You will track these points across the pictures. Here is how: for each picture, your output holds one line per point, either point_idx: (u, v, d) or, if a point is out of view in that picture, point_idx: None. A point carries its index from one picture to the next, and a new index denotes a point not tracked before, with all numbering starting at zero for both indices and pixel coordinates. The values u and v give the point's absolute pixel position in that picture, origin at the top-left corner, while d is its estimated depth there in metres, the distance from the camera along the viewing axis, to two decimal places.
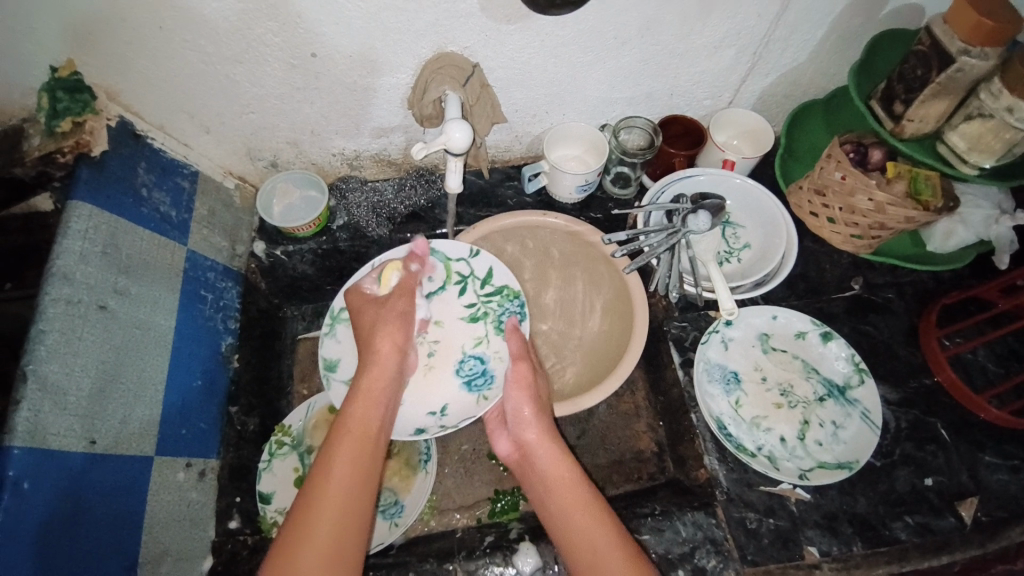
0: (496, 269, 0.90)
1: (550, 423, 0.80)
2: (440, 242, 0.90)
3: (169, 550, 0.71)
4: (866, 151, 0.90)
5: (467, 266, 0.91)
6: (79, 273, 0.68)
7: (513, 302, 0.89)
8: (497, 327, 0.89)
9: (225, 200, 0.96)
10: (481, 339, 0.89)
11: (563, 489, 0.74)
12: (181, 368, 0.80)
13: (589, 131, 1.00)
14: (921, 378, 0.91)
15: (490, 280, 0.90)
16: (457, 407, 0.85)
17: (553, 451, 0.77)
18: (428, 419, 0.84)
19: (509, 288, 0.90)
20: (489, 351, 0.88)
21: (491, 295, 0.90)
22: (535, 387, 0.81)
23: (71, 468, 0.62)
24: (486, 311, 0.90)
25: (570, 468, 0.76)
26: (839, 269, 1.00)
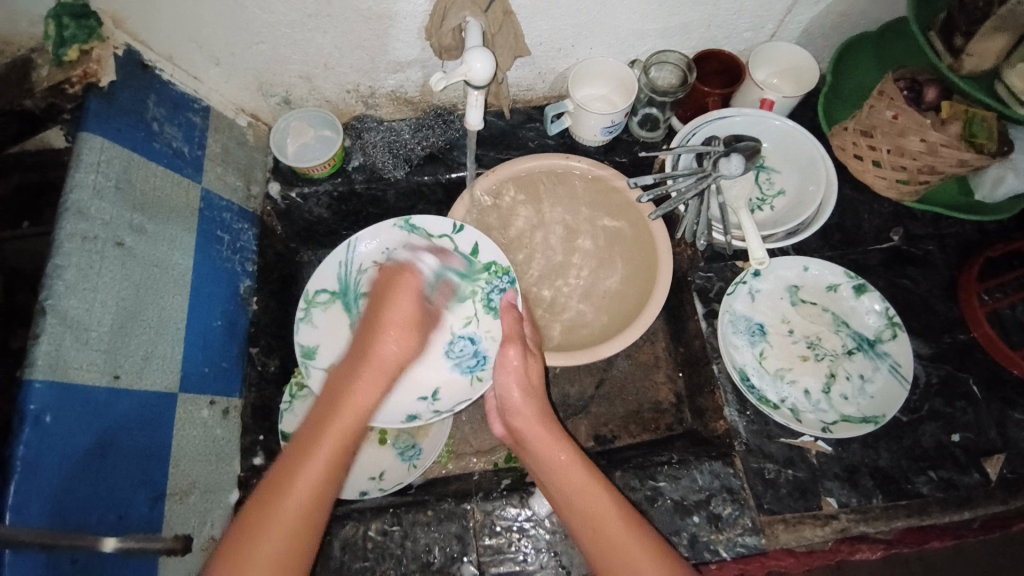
0: (481, 245, 0.86)
1: (538, 402, 0.79)
2: (418, 218, 0.87)
3: (196, 483, 0.74)
4: (920, 89, 0.84)
5: (451, 242, 0.87)
6: (93, 209, 0.67)
7: (503, 278, 0.86)
8: (487, 306, 0.87)
9: (238, 138, 0.93)
10: (470, 318, 0.87)
11: (554, 470, 0.74)
12: (201, 308, 0.80)
13: (618, 67, 0.94)
14: (956, 333, 0.87)
15: (476, 256, 0.87)
16: (449, 392, 0.85)
17: (542, 433, 0.77)
18: (421, 404, 0.84)
19: (497, 264, 0.87)
20: (480, 331, 0.87)
21: (478, 271, 0.87)
22: (526, 370, 0.79)
23: (95, 401, 0.63)
24: (474, 289, 0.87)
25: (563, 447, 0.75)
26: (878, 219, 0.94)
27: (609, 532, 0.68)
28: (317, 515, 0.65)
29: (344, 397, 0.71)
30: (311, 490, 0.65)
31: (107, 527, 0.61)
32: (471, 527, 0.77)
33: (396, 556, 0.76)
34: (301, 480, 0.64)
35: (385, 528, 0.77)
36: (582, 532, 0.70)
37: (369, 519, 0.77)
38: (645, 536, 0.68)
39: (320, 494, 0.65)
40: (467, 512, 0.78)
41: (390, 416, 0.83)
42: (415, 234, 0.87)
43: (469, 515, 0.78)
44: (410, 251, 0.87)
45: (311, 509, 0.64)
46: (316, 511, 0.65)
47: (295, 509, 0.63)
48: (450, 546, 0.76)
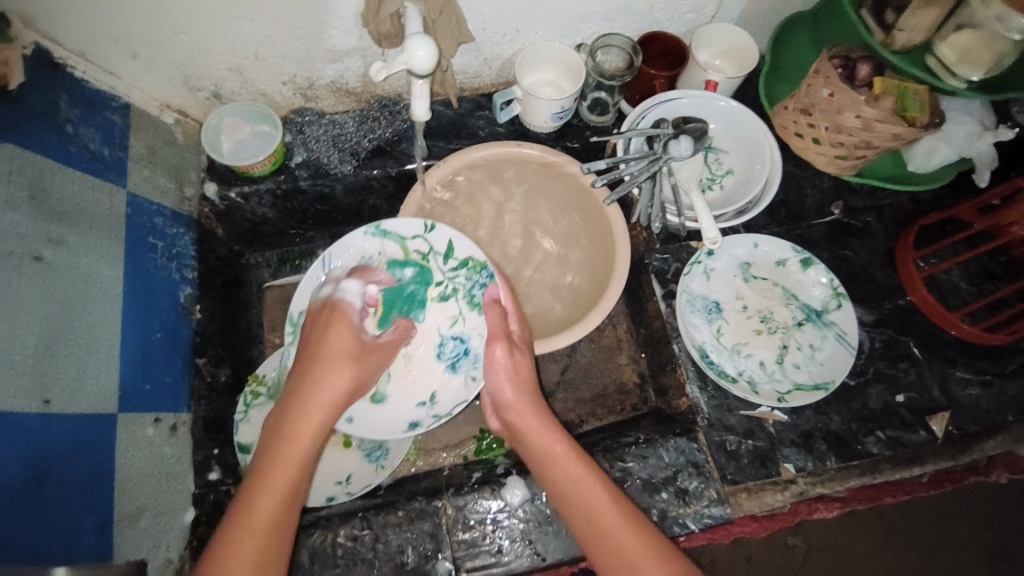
0: (455, 241, 0.81)
1: (532, 394, 0.78)
2: (389, 222, 0.81)
3: (146, 506, 0.70)
4: (853, 66, 0.87)
5: (425, 242, 0.82)
6: (7, 221, 0.61)
7: (482, 273, 0.81)
8: (471, 302, 0.81)
9: (166, 137, 0.87)
10: (456, 317, 0.81)
11: (551, 459, 0.73)
12: (138, 322, 0.75)
13: (564, 52, 0.93)
14: (896, 299, 0.92)
15: (452, 255, 0.81)
16: (447, 394, 0.80)
17: (537, 425, 0.76)
18: (420, 411, 0.80)
19: (474, 259, 0.81)
20: (467, 330, 0.81)
21: (456, 270, 0.82)
22: (516, 366, 0.77)
23: (27, 429, 0.58)
24: (454, 287, 0.81)
25: (558, 437, 0.75)
26: (820, 193, 0.98)
27: (603, 524, 0.69)
28: (272, 558, 0.61)
29: (276, 454, 0.64)
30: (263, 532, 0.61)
31: (55, 557, 0.58)
32: (444, 523, 0.77)
33: (368, 560, 0.74)
34: (245, 534, 0.60)
35: (354, 533, 0.75)
36: (579, 524, 0.70)
37: (338, 525, 0.75)
38: (637, 524, 0.69)
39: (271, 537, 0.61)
40: (439, 509, 0.77)
41: (391, 425, 0.79)
42: (388, 239, 0.81)
43: (441, 512, 0.77)
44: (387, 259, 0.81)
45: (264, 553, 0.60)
46: (272, 553, 0.61)
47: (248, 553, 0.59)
48: (423, 544, 0.75)
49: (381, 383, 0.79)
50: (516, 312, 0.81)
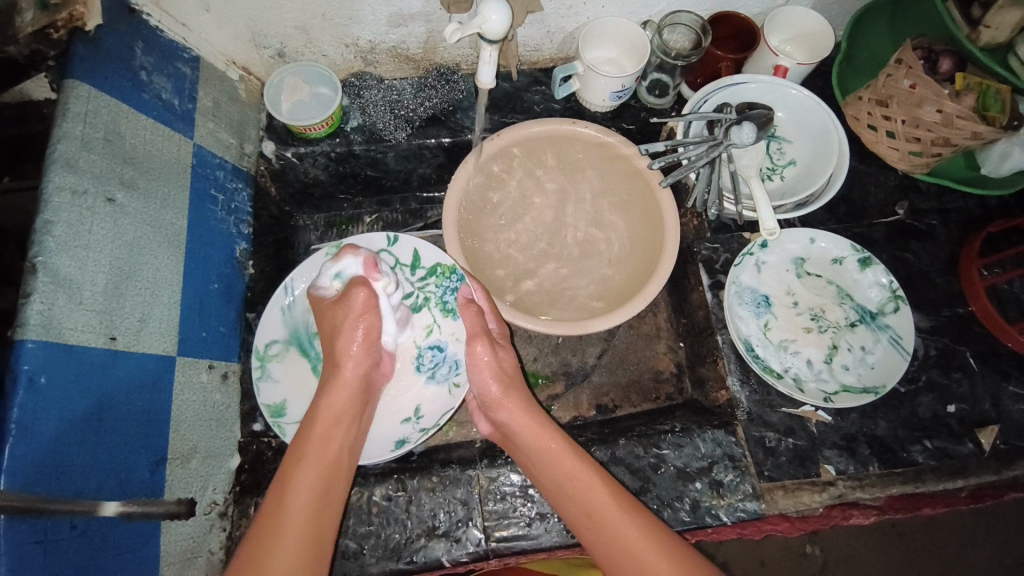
0: (421, 248, 0.89)
1: (522, 395, 0.78)
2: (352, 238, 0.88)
3: (197, 448, 0.72)
4: (936, 59, 0.83)
5: (390, 255, 0.90)
6: (82, 161, 0.63)
7: (451, 277, 0.87)
8: (443, 308, 0.88)
9: (230, 92, 0.89)
10: (431, 327, 0.87)
11: (550, 459, 0.72)
12: (197, 271, 0.77)
13: (629, 28, 0.91)
14: (955, 307, 0.88)
15: (419, 263, 0.89)
16: (431, 406, 0.83)
17: (530, 425, 0.75)
18: (405, 428, 0.82)
19: (442, 265, 0.88)
20: (444, 337, 0.87)
21: (425, 278, 0.89)
22: (499, 365, 0.78)
23: (91, 362, 0.60)
24: (426, 297, 0.88)
25: (554, 436, 0.73)
26: (884, 192, 0.94)
27: (607, 520, 0.68)
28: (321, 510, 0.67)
29: (313, 434, 0.71)
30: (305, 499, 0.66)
31: (108, 492, 0.60)
32: (475, 493, 0.77)
33: (401, 521, 0.76)
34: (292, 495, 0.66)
35: (389, 494, 0.77)
36: (579, 524, 0.70)
37: (374, 484, 0.77)
38: (643, 520, 0.68)
39: (319, 491, 0.67)
40: (472, 479, 0.78)
41: (379, 447, 0.80)
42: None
43: (474, 481, 0.78)
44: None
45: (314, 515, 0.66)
46: (325, 508, 0.67)
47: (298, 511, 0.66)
48: (455, 511, 0.76)
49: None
50: (493, 311, 0.83)
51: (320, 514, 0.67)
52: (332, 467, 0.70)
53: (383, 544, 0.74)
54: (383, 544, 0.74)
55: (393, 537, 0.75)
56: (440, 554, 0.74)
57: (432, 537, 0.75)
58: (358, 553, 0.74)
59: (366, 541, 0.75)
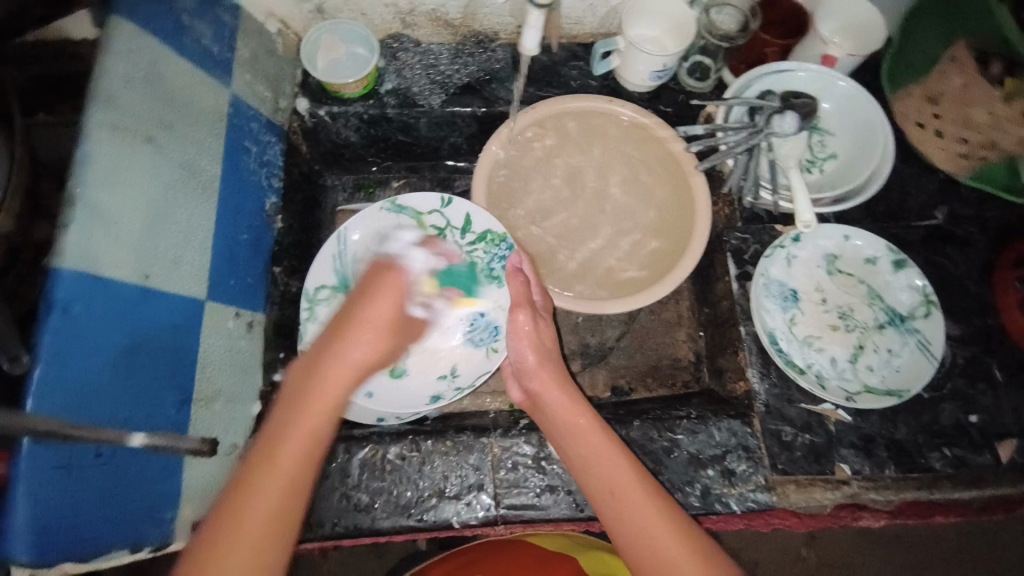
0: (473, 213, 0.88)
1: (557, 368, 0.76)
2: (405, 197, 0.90)
3: (221, 390, 0.73)
4: (987, 60, 0.73)
5: (442, 217, 0.90)
6: (123, 98, 0.63)
7: (501, 246, 0.87)
8: (490, 275, 0.87)
9: (268, 45, 0.88)
10: (475, 291, 0.88)
11: (577, 433, 0.70)
12: (228, 218, 0.77)
13: (677, 7, 0.89)
14: (987, 317, 0.86)
15: (469, 228, 0.89)
16: (467, 367, 0.85)
17: (562, 398, 0.73)
18: (441, 384, 0.84)
19: (492, 233, 0.87)
20: (488, 303, 0.87)
21: (474, 243, 0.88)
22: (538, 334, 0.78)
23: (125, 297, 0.60)
24: (472, 261, 0.88)
25: (583, 411, 0.72)
26: (924, 194, 0.91)
27: (626, 499, 0.65)
28: (291, 517, 0.55)
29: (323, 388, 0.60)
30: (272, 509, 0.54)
31: (134, 425, 0.60)
32: (488, 460, 0.77)
33: (414, 480, 0.76)
34: (259, 500, 0.54)
35: (403, 453, 0.77)
36: (600, 500, 0.67)
37: (389, 442, 0.77)
38: (661, 506, 0.65)
39: (293, 491, 0.55)
40: (485, 446, 0.78)
41: (414, 402, 0.82)
42: (403, 214, 0.90)
43: (486, 449, 0.78)
44: (402, 232, 0.89)
45: (273, 531, 0.54)
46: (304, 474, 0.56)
47: (256, 527, 0.53)
48: (467, 475, 0.77)
49: (400, 358, 0.85)
50: (537, 281, 0.83)
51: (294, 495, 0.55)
52: (326, 422, 0.59)
53: (394, 501, 0.75)
54: (394, 501, 0.75)
55: (404, 495, 0.75)
56: (450, 516, 0.75)
57: (442, 499, 0.75)
58: (369, 507, 0.75)
59: (378, 496, 0.75)
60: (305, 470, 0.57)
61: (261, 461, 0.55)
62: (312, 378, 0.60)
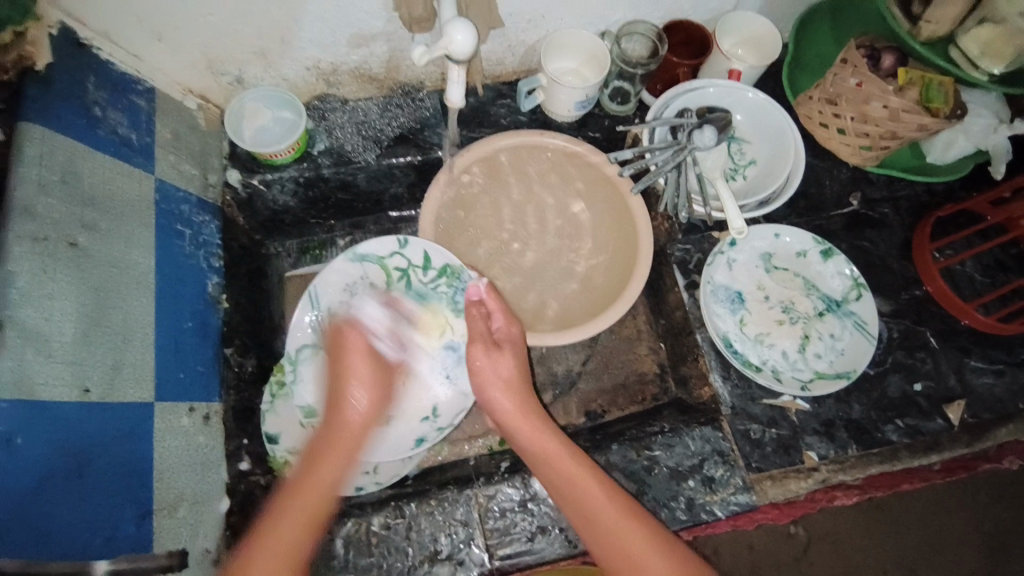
0: (430, 251, 0.84)
1: (530, 396, 0.77)
2: (365, 245, 0.86)
3: (184, 495, 0.70)
4: (878, 56, 0.88)
5: (402, 258, 0.86)
6: (42, 206, 0.60)
7: (461, 279, 0.84)
8: (455, 309, 0.86)
9: (189, 122, 0.86)
10: (444, 327, 0.86)
11: (550, 457, 0.72)
12: (169, 309, 0.74)
13: (588, 40, 0.93)
14: (912, 289, 0.94)
15: (430, 264, 0.85)
16: (447, 406, 0.85)
17: (529, 427, 0.74)
18: (424, 426, 0.84)
19: (451, 267, 0.84)
20: (456, 337, 0.86)
21: (436, 278, 0.86)
22: (513, 377, 0.77)
23: (66, 418, 0.57)
24: (436, 297, 0.86)
25: (552, 437, 0.74)
26: (840, 185, 0.99)
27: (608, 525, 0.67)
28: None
29: (319, 463, 0.70)
30: (294, 543, 0.63)
31: (95, 550, 0.57)
32: (475, 511, 0.77)
33: (403, 548, 0.74)
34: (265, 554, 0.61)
35: (388, 521, 0.75)
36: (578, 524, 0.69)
37: (371, 513, 0.76)
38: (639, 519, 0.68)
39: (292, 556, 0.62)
40: (470, 498, 0.77)
41: (399, 448, 0.82)
42: (366, 262, 0.86)
43: (472, 500, 0.77)
44: (365, 280, 0.86)
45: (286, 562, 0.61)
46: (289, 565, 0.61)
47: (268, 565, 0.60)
48: (455, 532, 0.76)
49: None
50: (502, 309, 0.80)
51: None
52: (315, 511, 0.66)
53: (385, 575, 0.73)
54: (386, 574, 0.73)
55: (395, 566, 0.74)
56: None
57: (434, 561, 0.74)
58: None
59: (368, 573, 0.73)
60: (297, 549, 0.62)
61: (282, 499, 0.66)
62: (307, 465, 0.70)
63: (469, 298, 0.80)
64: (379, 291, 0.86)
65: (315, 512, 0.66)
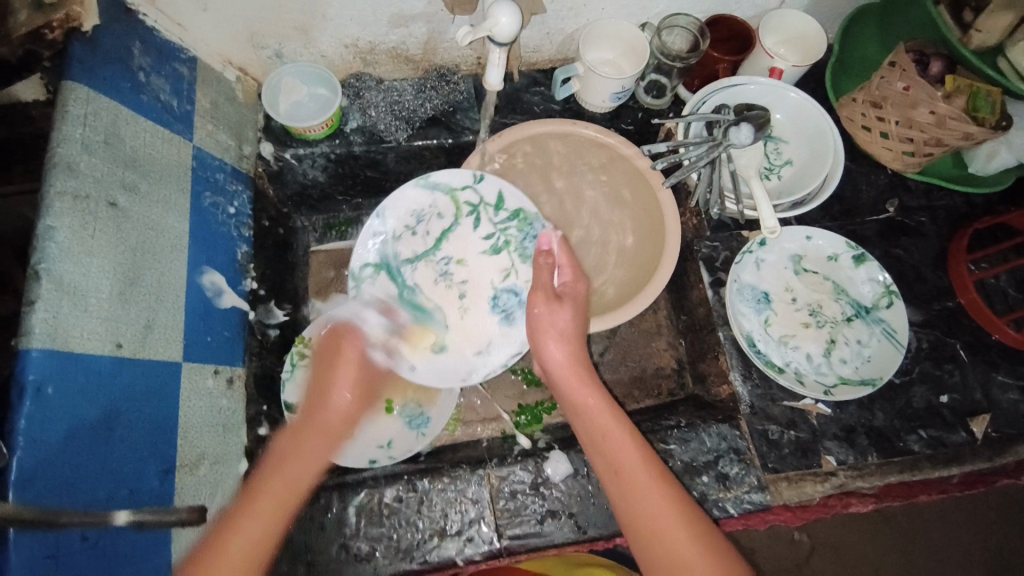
0: (506, 190, 0.85)
1: (582, 350, 0.75)
2: (438, 174, 0.86)
3: (206, 454, 0.72)
4: (927, 61, 0.85)
5: (475, 194, 0.86)
6: (83, 164, 0.61)
7: (534, 225, 0.85)
8: (522, 255, 0.86)
9: (228, 93, 0.88)
10: (508, 270, 0.86)
11: (586, 412, 0.72)
12: (200, 274, 0.76)
13: (629, 30, 0.92)
14: (944, 301, 0.92)
15: (502, 205, 0.86)
16: (503, 343, 0.83)
17: (573, 380, 0.74)
18: (478, 359, 0.83)
19: (524, 211, 0.86)
20: (520, 281, 0.85)
21: (506, 221, 0.86)
22: (575, 328, 0.75)
23: (100, 371, 0.58)
24: (506, 240, 0.86)
25: (593, 393, 0.73)
26: (875, 190, 0.97)
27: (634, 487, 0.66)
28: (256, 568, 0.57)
29: (295, 453, 0.65)
30: (260, 533, 0.58)
31: (118, 502, 0.58)
32: (487, 491, 0.77)
33: (414, 522, 0.75)
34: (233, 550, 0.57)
35: (400, 495, 0.76)
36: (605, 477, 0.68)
37: (385, 485, 0.77)
38: (663, 485, 0.66)
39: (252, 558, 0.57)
40: (482, 478, 0.78)
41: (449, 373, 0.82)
42: (438, 191, 0.86)
43: (484, 481, 0.78)
44: (438, 211, 0.86)
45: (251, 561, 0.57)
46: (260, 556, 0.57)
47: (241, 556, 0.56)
48: (467, 510, 0.76)
49: (440, 335, 0.83)
50: (570, 264, 0.78)
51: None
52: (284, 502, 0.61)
53: (395, 546, 0.74)
54: (396, 546, 0.74)
55: (405, 539, 0.75)
56: (453, 554, 0.74)
57: (445, 537, 0.75)
58: (370, 556, 0.74)
59: (378, 543, 0.74)
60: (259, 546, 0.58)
61: (245, 494, 0.61)
62: (282, 451, 0.65)
63: (539, 247, 0.78)
64: (449, 224, 0.87)
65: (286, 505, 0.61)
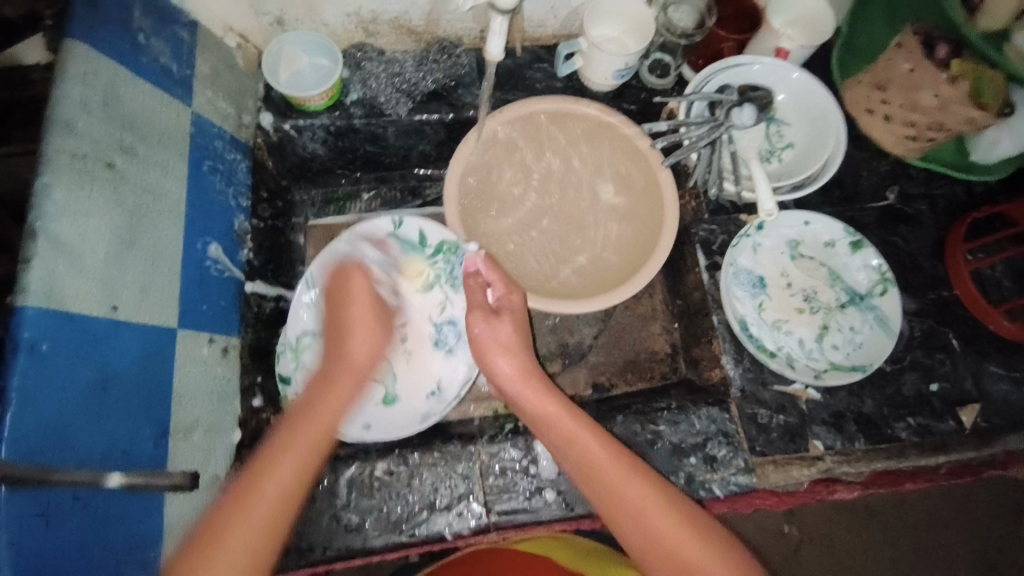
0: (427, 229, 0.92)
1: (529, 355, 0.78)
2: (359, 228, 0.91)
3: (199, 420, 0.73)
4: (933, 44, 0.80)
5: (398, 239, 0.93)
6: (82, 124, 0.61)
7: (457, 254, 0.92)
8: (452, 283, 0.93)
9: (229, 60, 0.87)
10: (442, 302, 0.93)
11: (548, 419, 0.73)
12: (197, 241, 0.76)
13: (635, 8, 0.91)
14: (940, 291, 0.92)
15: (426, 244, 0.93)
16: (450, 379, 0.89)
17: (527, 389, 0.75)
18: (431, 401, 0.88)
19: (447, 243, 0.92)
20: (455, 311, 0.93)
21: (434, 257, 0.93)
22: (515, 339, 0.78)
23: (95, 330, 0.59)
24: (436, 275, 0.94)
25: (551, 398, 0.74)
26: (876, 178, 0.96)
27: (605, 477, 0.68)
28: (289, 511, 0.61)
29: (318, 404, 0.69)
30: (293, 476, 0.62)
31: (112, 463, 0.59)
32: (476, 468, 0.79)
33: (404, 495, 0.77)
34: (261, 504, 0.60)
35: (391, 468, 0.77)
36: (580, 480, 0.70)
37: (375, 459, 0.78)
38: (639, 472, 0.69)
39: (290, 496, 0.62)
40: (472, 454, 0.79)
41: (408, 419, 0.85)
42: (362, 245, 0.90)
43: (474, 457, 0.79)
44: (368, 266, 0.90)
45: (282, 509, 0.61)
46: (295, 495, 0.62)
47: (273, 499, 0.61)
48: (456, 486, 0.78)
49: (389, 385, 0.88)
50: (499, 279, 0.81)
51: (276, 524, 0.60)
52: (318, 441, 0.66)
53: (385, 517, 0.76)
54: (386, 517, 0.76)
55: (395, 511, 0.76)
56: (442, 527, 0.76)
57: (433, 511, 0.76)
58: (359, 526, 0.75)
59: (367, 515, 0.76)
60: (293, 497, 0.62)
61: (277, 444, 0.64)
62: (304, 408, 0.69)
63: (466, 271, 0.83)
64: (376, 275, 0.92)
65: (320, 442, 0.66)
